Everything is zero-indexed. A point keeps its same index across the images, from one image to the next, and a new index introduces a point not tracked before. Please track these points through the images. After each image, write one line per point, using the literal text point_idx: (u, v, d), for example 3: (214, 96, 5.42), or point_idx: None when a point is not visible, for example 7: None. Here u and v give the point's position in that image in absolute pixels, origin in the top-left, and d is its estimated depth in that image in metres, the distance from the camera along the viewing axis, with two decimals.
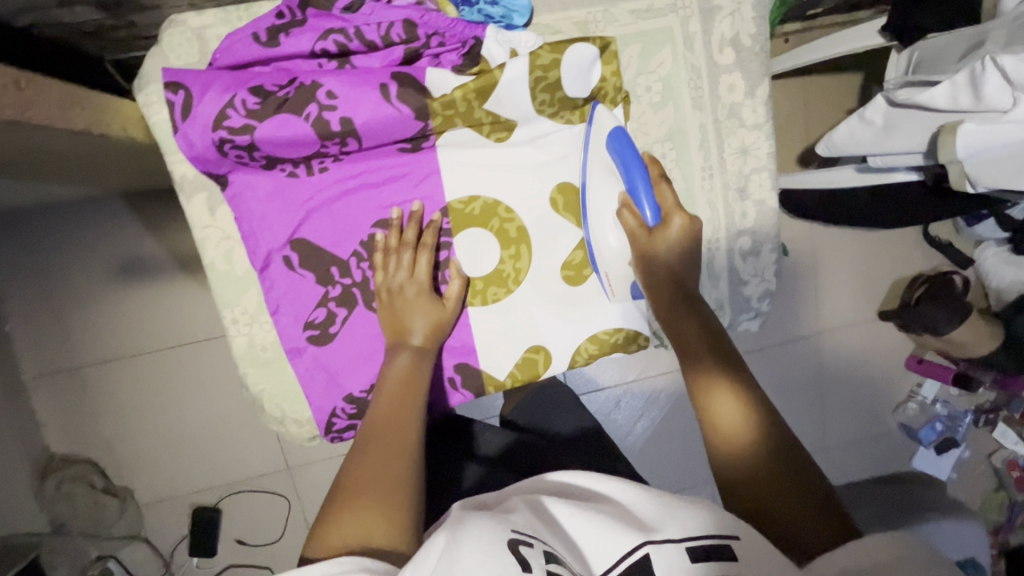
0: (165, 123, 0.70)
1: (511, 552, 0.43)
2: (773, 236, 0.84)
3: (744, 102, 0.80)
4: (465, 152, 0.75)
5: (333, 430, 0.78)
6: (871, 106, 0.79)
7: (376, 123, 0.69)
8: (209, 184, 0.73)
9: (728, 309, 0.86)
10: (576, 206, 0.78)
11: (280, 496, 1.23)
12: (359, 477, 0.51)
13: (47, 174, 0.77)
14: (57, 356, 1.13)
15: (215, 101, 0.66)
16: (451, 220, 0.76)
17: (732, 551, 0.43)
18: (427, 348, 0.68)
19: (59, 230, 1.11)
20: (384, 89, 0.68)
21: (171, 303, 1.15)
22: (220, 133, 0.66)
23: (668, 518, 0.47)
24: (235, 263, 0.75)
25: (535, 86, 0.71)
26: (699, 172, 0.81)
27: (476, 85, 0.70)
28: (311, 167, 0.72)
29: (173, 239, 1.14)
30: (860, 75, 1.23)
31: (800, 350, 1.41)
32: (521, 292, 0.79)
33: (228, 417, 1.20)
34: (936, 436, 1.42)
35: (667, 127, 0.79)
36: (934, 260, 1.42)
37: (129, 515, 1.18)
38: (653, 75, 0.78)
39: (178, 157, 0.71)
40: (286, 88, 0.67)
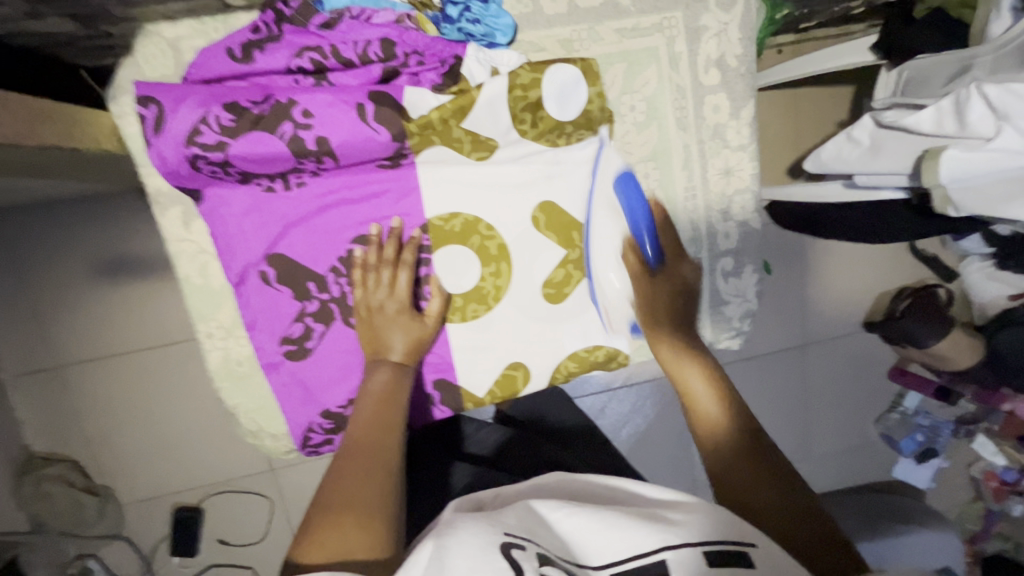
0: (138, 135, 0.70)
1: (502, 557, 0.43)
2: (755, 257, 0.84)
3: (729, 123, 0.80)
4: (445, 169, 0.74)
5: (310, 445, 0.79)
6: (859, 126, 0.79)
7: (353, 143, 0.68)
8: (183, 198, 0.73)
9: (710, 328, 0.87)
10: (558, 225, 0.77)
11: (263, 497, 1.23)
12: (340, 495, 0.50)
13: (23, 181, 0.76)
14: (35, 358, 1.12)
15: (188, 116, 0.65)
16: (430, 237, 0.75)
17: (750, 558, 0.45)
18: (407, 365, 0.67)
19: (36, 231, 1.09)
20: (361, 108, 0.67)
21: (150, 306, 1.13)
22: (193, 150, 0.65)
23: (682, 522, 0.48)
24: (210, 277, 0.75)
25: (516, 105, 0.70)
26: (682, 193, 0.81)
27: (455, 105, 0.68)
28: (289, 182, 0.72)
29: (153, 240, 1.12)
30: (849, 90, 1.23)
31: (784, 361, 1.42)
32: (501, 310, 0.78)
33: (208, 420, 1.19)
34: (916, 447, 1.42)
35: (651, 147, 0.79)
36: (919, 274, 1.43)
37: (109, 515, 1.18)
38: (638, 95, 0.78)
39: (152, 170, 0.71)
40: (261, 105, 0.65)
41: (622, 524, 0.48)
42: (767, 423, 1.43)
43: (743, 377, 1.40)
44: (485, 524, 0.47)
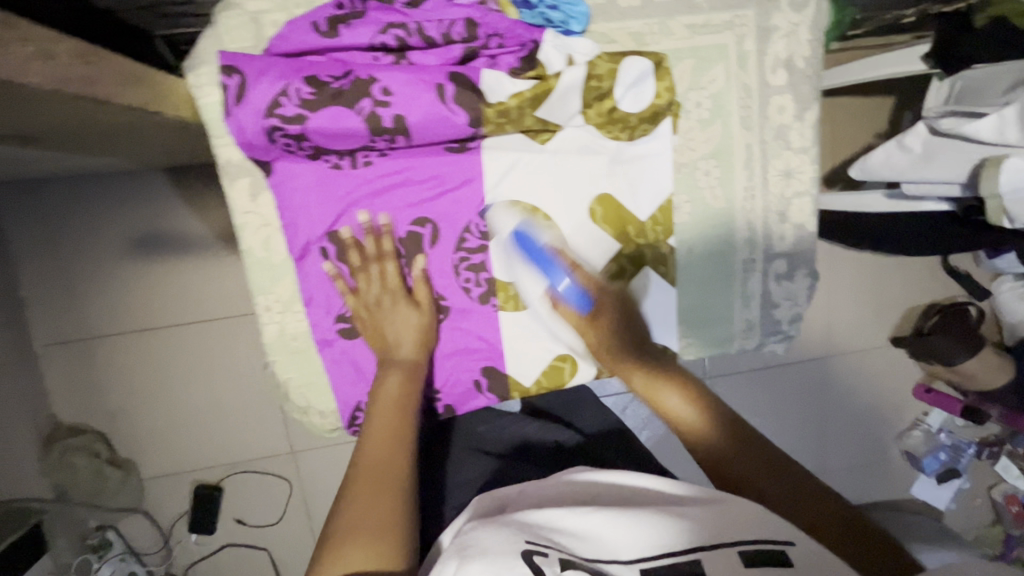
0: (214, 106, 0.69)
1: (523, 561, 0.43)
2: (808, 261, 0.83)
3: (793, 124, 0.79)
4: (510, 156, 0.74)
5: (356, 423, 0.80)
6: (912, 133, 0.79)
7: (427, 125, 0.69)
8: (254, 170, 0.72)
9: (757, 331, 0.86)
10: (614, 220, 0.78)
11: (283, 480, 1.24)
12: (352, 515, 0.50)
13: (78, 152, 0.76)
14: (67, 327, 1.13)
15: (269, 87, 0.66)
16: (489, 223, 0.77)
17: (787, 557, 0.44)
18: (417, 355, 0.72)
19: (78, 201, 1.10)
20: (441, 89, 0.67)
21: (185, 283, 1.14)
22: (272, 121, 0.66)
23: (710, 526, 0.48)
24: (272, 251, 0.75)
25: (588, 95, 0.72)
26: (741, 192, 0.80)
27: (533, 94, 0.69)
28: (355, 160, 0.72)
29: (196, 218, 1.13)
30: (889, 101, 1.22)
31: (808, 372, 1.41)
32: None
33: (236, 398, 1.19)
34: (939, 465, 1.41)
35: (713, 145, 0.79)
36: (950, 290, 1.41)
37: (130, 487, 1.19)
38: (704, 91, 0.77)
39: (225, 141, 0.70)
40: (341, 80, 0.66)
41: (654, 528, 0.48)
42: (786, 434, 1.42)
43: (765, 385, 1.39)
44: (509, 534, 0.47)
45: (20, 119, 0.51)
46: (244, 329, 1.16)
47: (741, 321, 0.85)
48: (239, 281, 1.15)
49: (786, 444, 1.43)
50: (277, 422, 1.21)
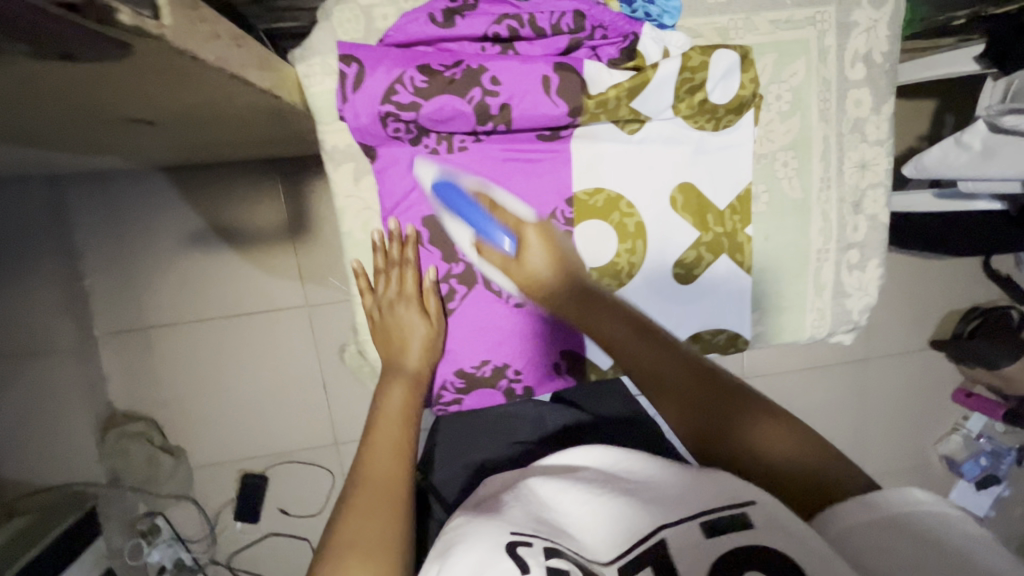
0: (323, 95, 0.68)
1: (507, 555, 0.44)
2: (881, 249, 0.82)
3: (869, 117, 0.79)
4: (600, 145, 0.75)
5: (439, 402, 0.83)
6: (970, 131, 0.80)
7: (530, 116, 0.70)
8: (357, 155, 0.74)
9: (829, 321, 0.84)
10: (696, 208, 0.77)
11: (327, 470, 1.26)
12: (350, 528, 0.51)
13: (170, 146, 0.79)
14: (127, 316, 1.16)
15: (387, 75, 0.66)
16: (574, 210, 0.76)
17: (748, 518, 0.46)
18: (421, 369, 0.75)
19: (142, 194, 1.13)
20: (546, 81, 0.68)
21: (241, 276, 1.17)
22: (387, 108, 0.67)
23: (677, 504, 0.50)
24: (371, 232, 0.78)
25: (681, 86, 0.72)
26: (817, 182, 0.80)
27: (630, 85, 0.70)
28: (452, 145, 0.73)
29: (259, 212, 1.15)
30: (931, 104, 1.22)
31: (848, 375, 1.41)
32: (633, 285, 0.78)
33: (285, 389, 1.22)
34: (979, 471, 1.41)
35: (792, 137, 0.78)
36: (991, 294, 1.41)
37: (180, 474, 1.22)
38: (785, 85, 0.77)
39: (331, 128, 0.71)
40: (453, 69, 0.67)
41: (631, 516, 0.50)
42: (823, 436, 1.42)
43: (804, 387, 1.39)
44: (488, 529, 0.48)
45: (161, 110, 0.52)
46: (298, 321, 1.20)
47: (813, 311, 0.83)
48: (294, 274, 1.18)
49: None
50: (324, 414, 1.24)
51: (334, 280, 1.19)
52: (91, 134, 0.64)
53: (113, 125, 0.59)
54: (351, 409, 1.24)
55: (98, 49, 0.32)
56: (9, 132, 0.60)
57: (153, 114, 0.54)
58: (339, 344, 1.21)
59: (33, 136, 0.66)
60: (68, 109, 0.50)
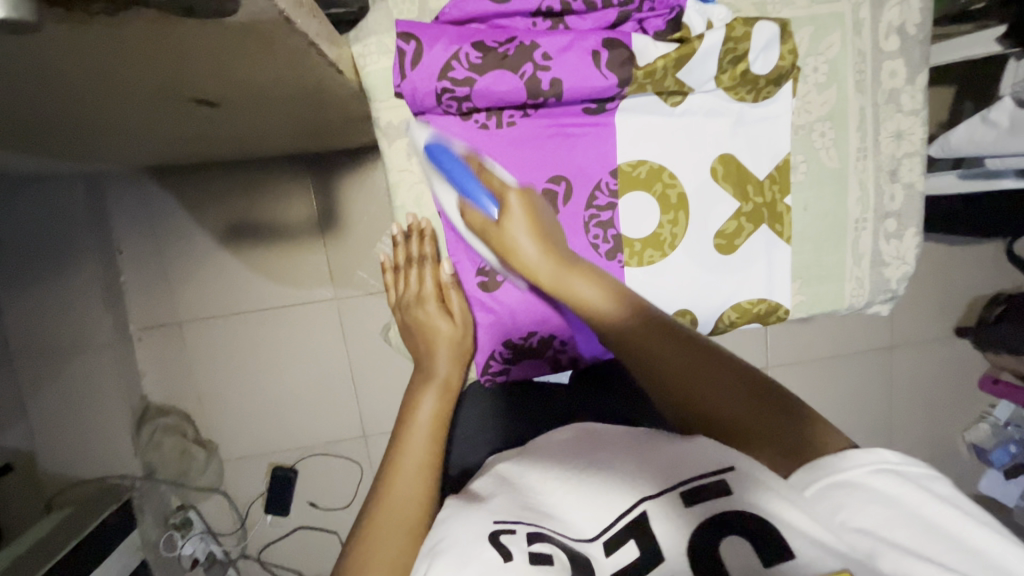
0: (379, 73, 0.68)
1: (491, 547, 0.45)
2: (919, 219, 0.80)
3: (903, 88, 0.77)
4: (644, 117, 0.74)
5: (488, 371, 0.81)
6: (997, 108, 0.80)
7: (581, 89, 0.70)
8: (411, 130, 0.73)
9: (868, 289, 0.82)
10: (736, 177, 0.76)
11: (355, 463, 1.28)
12: (371, 533, 0.54)
13: (215, 136, 0.81)
14: (162, 311, 1.19)
15: (444, 52, 0.67)
16: (618, 181, 0.75)
17: (726, 484, 0.46)
18: (450, 374, 0.74)
19: (176, 192, 1.16)
20: (596, 56, 0.69)
21: (274, 270, 1.20)
22: (443, 84, 0.68)
23: (658, 472, 0.50)
24: (423, 207, 0.79)
25: (723, 57, 0.72)
26: (854, 153, 0.78)
27: (678, 54, 0.70)
28: (501, 120, 0.73)
29: (291, 209, 1.18)
30: (950, 91, 1.23)
31: (872, 363, 1.41)
32: (677, 258, 0.77)
33: (314, 383, 1.24)
34: (1008, 459, 1.38)
35: (829, 108, 0.77)
36: (1014, 280, 1.41)
37: (212, 468, 1.24)
38: (822, 57, 0.76)
39: (387, 104, 0.70)
40: (505, 45, 0.68)
41: (614, 488, 0.50)
42: (846, 425, 1.42)
43: (826, 377, 1.40)
44: (472, 519, 0.49)
45: (225, 85, 0.54)
46: (327, 315, 1.22)
47: (851, 280, 0.81)
48: (324, 267, 1.20)
49: (848, 435, 1.42)
50: (353, 408, 1.26)
51: (362, 273, 1.21)
52: (148, 120, 0.66)
53: (173, 106, 0.61)
54: (378, 400, 1.26)
55: (211, 4, 0.33)
56: (72, 117, 0.62)
57: (215, 91, 0.56)
58: (368, 336, 1.23)
59: (90, 125, 0.68)
60: (139, 86, 0.52)
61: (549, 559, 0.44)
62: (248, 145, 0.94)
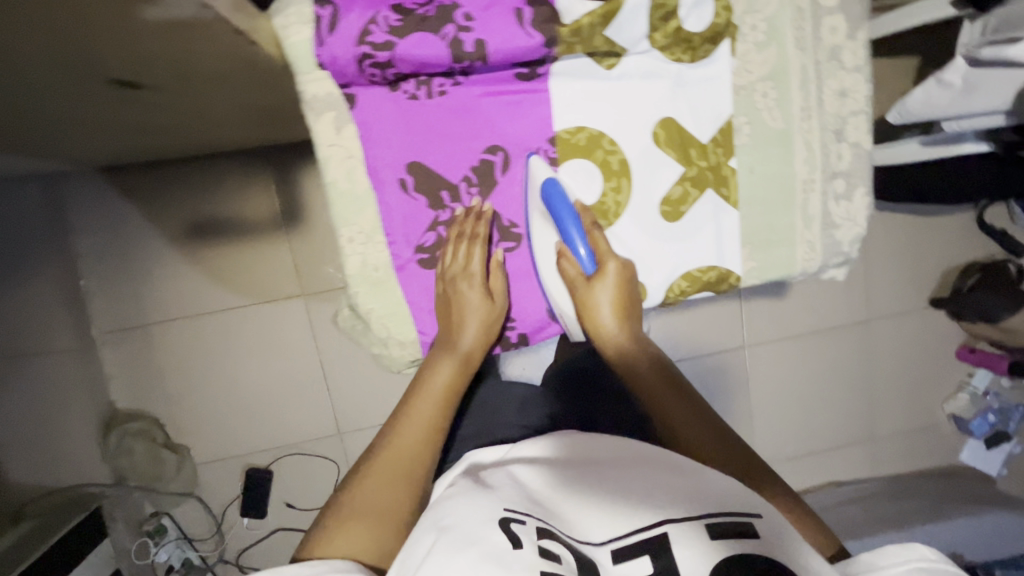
0: (303, 44, 0.62)
1: (501, 531, 0.49)
2: (867, 176, 0.78)
3: (845, 45, 0.73)
4: (578, 81, 0.72)
5: None
6: (950, 69, 0.77)
7: (508, 52, 0.67)
8: (339, 103, 0.67)
9: (820, 253, 0.80)
10: (679, 141, 0.75)
11: (331, 461, 1.26)
12: (359, 495, 0.58)
13: (153, 126, 0.78)
14: (127, 314, 1.17)
15: (360, 17, 0.63)
16: (557, 149, 0.74)
17: (753, 529, 0.50)
18: (468, 355, 0.72)
19: (132, 193, 1.14)
20: (519, 13, 0.65)
21: (236, 269, 1.17)
22: (363, 49, 0.63)
23: (673, 499, 0.54)
24: (357, 183, 0.70)
25: (654, 14, 0.68)
26: (798, 112, 0.75)
27: (605, 10, 0.65)
28: (431, 90, 0.70)
29: (253, 205, 1.16)
30: (913, 61, 1.23)
31: (849, 338, 1.41)
32: (620, 226, 0.77)
33: (286, 382, 1.22)
34: (987, 427, 1.42)
35: (770, 67, 0.74)
36: (988, 250, 1.40)
37: (185, 471, 1.22)
38: (759, 14, 0.72)
39: (312, 77, 0.64)
40: (425, 7, 0.65)
41: (620, 509, 0.54)
42: (826, 401, 1.42)
43: (803, 354, 1.39)
44: (482, 501, 0.52)
45: (138, 61, 0.52)
46: (294, 313, 1.20)
47: (802, 244, 0.79)
48: (289, 264, 1.18)
49: (827, 411, 1.43)
50: (327, 406, 1.24)
51: (329, 268, 1.19)
52: (74, 107, 0.63)
53: (92, 91, 0.59)
54: (354, 397, 1.24)
55: None
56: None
57: (133, 72, 0.55)
58: (337, 331, 1.21)
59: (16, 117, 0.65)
60: (49, 64, 0.51)
61: (555, 556, 0.48)
62: (189, 138, 0.90)
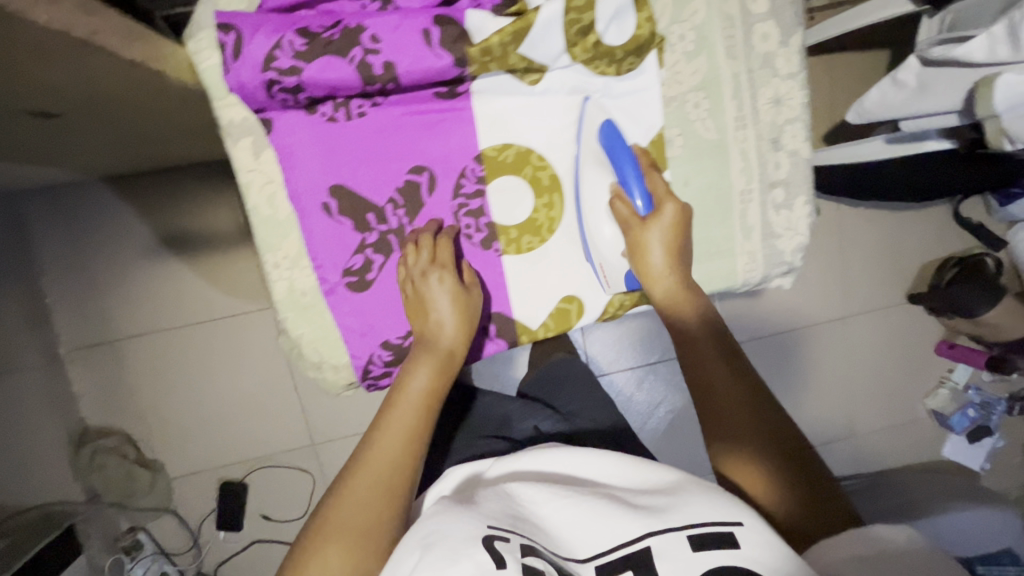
0: (215, 70, 0.63)
1: (484, 549, 0.44)
2: (807, 185, 0.77)
3: (778, 51, 0.73)
4: (501, 99, 0.72)
5: (370, 377, 0.76)
6: (904, 68, 0.78)
7: (419, 75, 0.66)
8: (256, 129, 0.67)
9: (762, 264, 0.78)
10: None
11: (305, 472, 1.25)
12: (333, 520, 0.52)
13: (90, 147, 0.78)
14: (94, 330, 1.16)
15: (264, 42, 0.61)
16: (484, 167, 0.73)
17: (735, 538, 0.45)
18: (446, 351, 0.67)
19: (92, 207, 1.13)
20: (427, 34, 0.64)
21: (197, 281, 1.16)
22: (269, 75, 0.62)
23: (662, 510, 0.49)
24: (278, 208, 0.70)
25: (569, 29, 0.66)
26: (732, 122, 0.74)
27: (514, 28, 0.64)
28: (350, 111, 0.68)
29: (215, 217, 1.15)
30: (883, 55, 1.21)
31: (827, 336, 1.39)
32: (555, 242, 0.76)
33: (254, 394, 1.21)
34: (968, 422, 1.41)
35: (701, 77, 0.73)
36: (965, 243, 1.39)
37: (159, 487, 1.22)
38: (687, 24, 0.71)
39: (228, 102, 0.65)
40: (331, 30, 0.63)
41: (609, 511, 0.49)
42: (804, 400, 1.41)
43: (780, 353, 1.38)
44: (465, 513, 0.48)
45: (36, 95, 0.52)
46: (260, 325, 1.19)
47: (743, 255, 0.78)
48: (253, 277, 1.17)
49: (808, 409, 1.42)
50: (300, 417, 1.23)
51: None
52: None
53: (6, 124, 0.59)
54: (326, 408, 1.24)
55: None
56: None
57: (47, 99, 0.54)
58: None
59: None
60: None
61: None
62: (129, 156, 0.88)
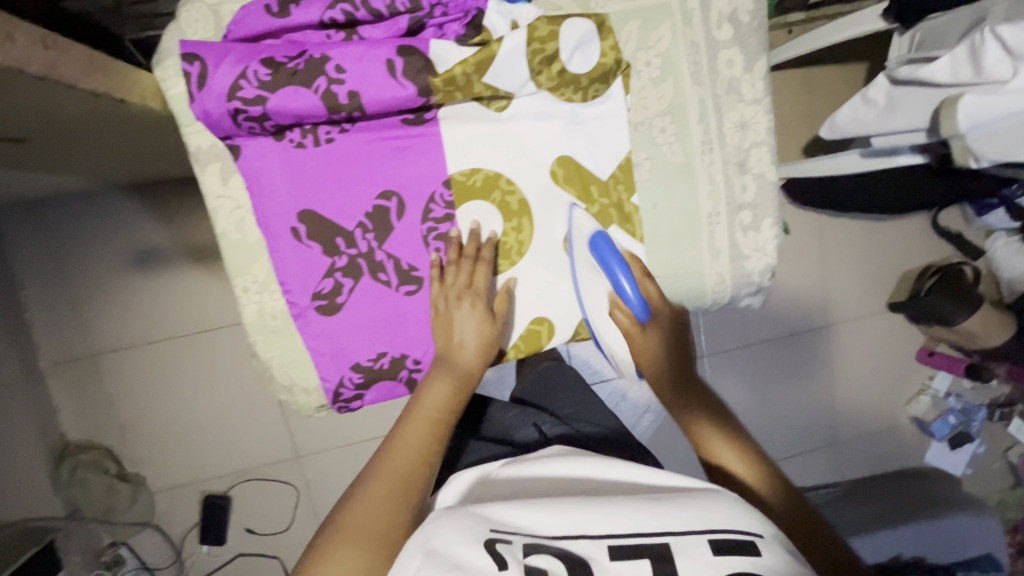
0: (182, 97, 0.65)
1: (485, 552, 0.40)
2: (773, 208, 0.78)
3: (743, 76, 0.75)
4: (468, 126, 0.72)
5: (340, 400, 0.76)
6: (874, 87, 0.80)
7: (384, 104, 0.66)
8: (224, 154, 0.68)
9: (730, 284, 0.79)
10: (577, 180, 0.75)
11: (288, 485, 1.25)
12: (350, 522, 0.52)
13: (64, 165, 0.78)
14: (74, 343, 1.16)
15: (229, 72, 0.62)
16: (452, 193, 0.73)
17: (756, 547, 0.41)
18: (468, 373, 0.69)
19: (70, 220, 1.13)
20: (390, 63, 0.65)
21: (176, 295, 1.16)
22: (234, 104, 0.63)
23: (683, 508, 0.44)
24: (246, 233, 0.71)
25: (533, 58, 0.68)
26: (698, 146, 0.75)
27: (476, 59, 0.66)
28: (317, 138, 0.69)
29: (197, 231, 1.16)
30: (860, 69, 1.23)
31: (809, 345, 1.41)
32: (525, 265, 0.76)
33: (236, 407, 1.21)
34: (949, 428, 1.43)
35: (667, 102, 0.74)
36: (943, 253, 1.41)
37: (141, 501, 1.20)
38: (653, 50, 0.72)
39: (194, 128, 0.67)
40: (296, 60, 0.63)
41: (625, 501, 0.45)
42: (786, 409, 1.42)
43: (764, 361, 1.39)
44: (466, 520, 0.44)
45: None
46: (241, 339, 1.19)
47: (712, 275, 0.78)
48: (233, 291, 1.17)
49: (791, 417, 1.43)
50: (283, 430, 1.23)
51: None
52: None
53: None
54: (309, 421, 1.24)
55: None
56: None
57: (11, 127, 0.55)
58: None
59: None
60: None
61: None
62: (106, 173, 0.88)
